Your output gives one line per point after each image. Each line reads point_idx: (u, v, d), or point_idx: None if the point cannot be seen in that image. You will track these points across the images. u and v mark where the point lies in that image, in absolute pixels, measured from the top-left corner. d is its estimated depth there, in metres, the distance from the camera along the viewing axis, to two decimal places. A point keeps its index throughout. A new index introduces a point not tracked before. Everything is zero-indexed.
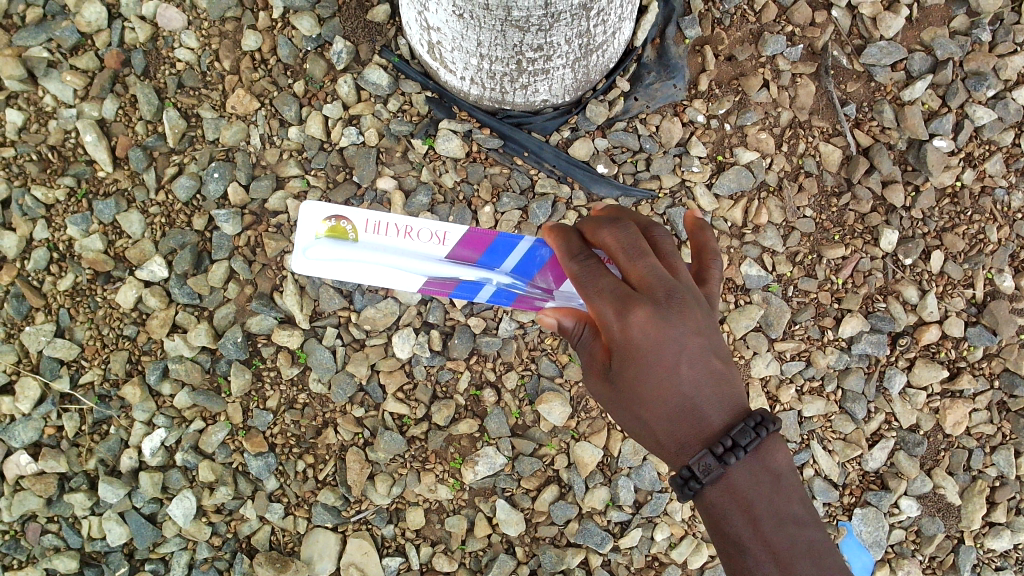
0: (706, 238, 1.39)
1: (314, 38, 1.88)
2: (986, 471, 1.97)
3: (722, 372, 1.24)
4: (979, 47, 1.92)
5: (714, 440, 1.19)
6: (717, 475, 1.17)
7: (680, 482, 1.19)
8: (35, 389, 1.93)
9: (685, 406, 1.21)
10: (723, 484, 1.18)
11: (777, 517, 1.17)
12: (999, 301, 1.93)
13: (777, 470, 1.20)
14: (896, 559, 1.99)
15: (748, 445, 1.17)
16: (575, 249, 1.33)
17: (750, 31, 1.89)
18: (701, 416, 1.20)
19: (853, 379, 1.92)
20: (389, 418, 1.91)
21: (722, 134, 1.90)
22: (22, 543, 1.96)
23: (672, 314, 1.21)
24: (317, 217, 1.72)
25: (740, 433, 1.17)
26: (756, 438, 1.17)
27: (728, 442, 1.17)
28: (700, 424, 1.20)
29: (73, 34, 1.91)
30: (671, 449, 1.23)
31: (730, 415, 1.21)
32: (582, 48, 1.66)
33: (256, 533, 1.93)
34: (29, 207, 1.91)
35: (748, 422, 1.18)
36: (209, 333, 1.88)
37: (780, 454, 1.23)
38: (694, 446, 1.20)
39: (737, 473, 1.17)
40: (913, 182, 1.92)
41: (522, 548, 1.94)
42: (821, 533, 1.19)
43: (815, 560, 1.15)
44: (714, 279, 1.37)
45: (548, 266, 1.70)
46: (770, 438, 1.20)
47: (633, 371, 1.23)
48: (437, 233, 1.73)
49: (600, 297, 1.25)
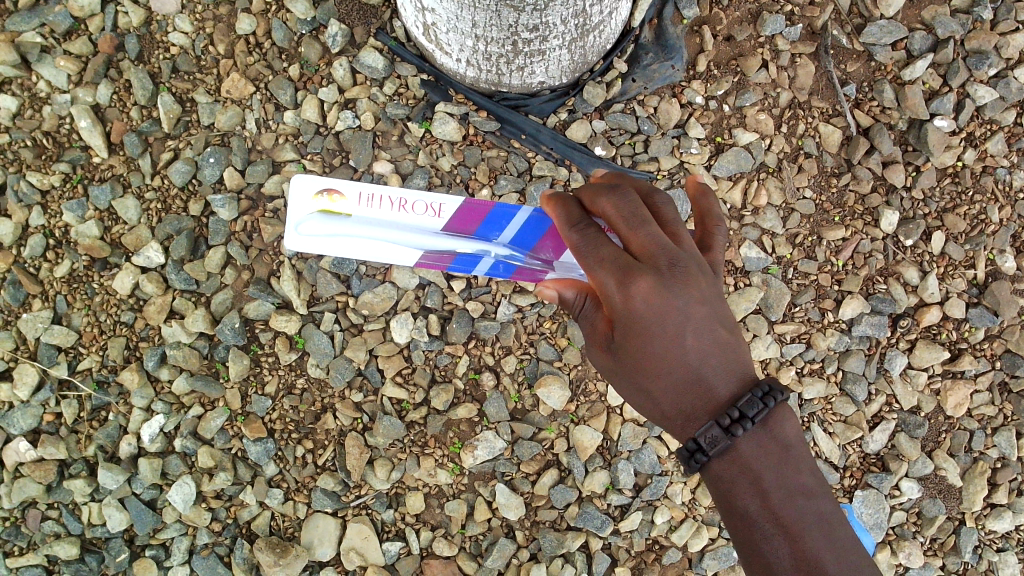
0: (709, 204, 1.36)
1: (308, 21, 1.86)
2: (987, 452, 1.97)
3: (727, 341, 1.23)
4: (981, 25, 1.89)
5: (721, 412, 1.18)
6: (724, 447, 1.16)
7: (687, 455, 1.19)
8: (32, 375, 1.92)
9: (690, 376, 1.21)
10: (729, 456, 1.18)
11: (785, 488, 1.17)
12: (1000, 282, 1.92)
13: (785, 441, 1.20)
14: (897, 541, 1.98)
15: (755, 416, 1.16)
16: (575, 218, 1.28)
17: (749, 11, 1.88)
18: (707, 386, 1.20)
19: (854, 361, 1.91)
20: (388, 403, 1.90)
21: (721, 115, 1.89)
22: (22, 530, 1.95)
23: (674, 282, 1.19)
24: (306, 191, 1.65)
25: (747, 403, 1.17)
26: (763, 409, 1.17)
27: (735, 414, 1.16)
28: (706, 394, 1.20)
29: (66, 18, 1.89)
30: (676, 420, 1.23)
31: (736, 384, 1.20)
32: (579, 28, 1.64)
33: (256, 518, 1.93)
34: (24, 193, 1.90)
35: (756, 393, 1.17)
36: (206, 319, 1.88)
37: (789, 425, 1.22)
38: (700, 418, 1.20)
39: (744, 444, 1.17)
40: (913, 163, 1.91)
41: (522, 532, 1.93)
42: (831, 502, 1.19)
43: (823, 532, 1.15)
44: (718, 247, 1.35)
45: (549, 236, 1.62)
46: (778, 408, 1.20)
47: (637, 343, 1.22)
48: (433, 206, 1.66)
49: (599, 267, 1.22)
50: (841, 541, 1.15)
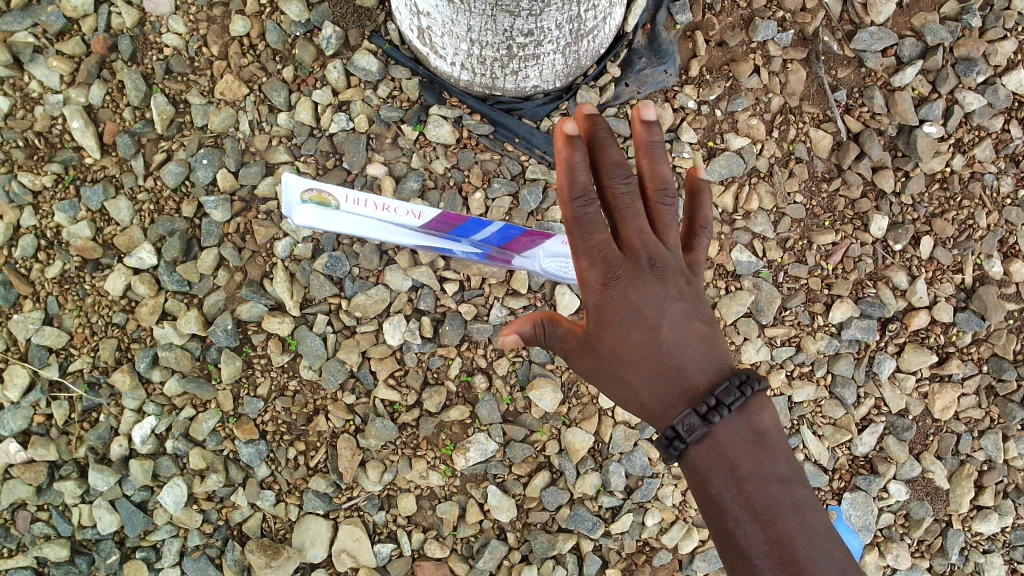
0: (699, 210, 1.36)
1: (302, 23, 1.86)
2: (974, 455, 1.98)
3: (704, 334, 1.25)
4: (970, 32, 1.91)
5: (698, 399, 1.19)
6: (701, 434, 1.15)
7: (664, 441, 1.17)
8: (23, 376, 1.92)
9: (668, 365, 1.22)
10: (707, 444, 1.16)
11: (761, 477, 1.14)
12: (987, 286, 1.94)
13: (763, 431, 1.19)
14: (885, 542, 1.99)
15: (733, 404, 1.16)
16: None
17: (741, 17, 1.89)
18: (684, 375, 1.21)
19: (843, 364, 1.93)
20: (381, 405, 1.90)
21: (713, 120, 1.90)
22: (11, 531, 1.94)
23: (651, 273, 1.23)
24: (296, 188, 1.60)
25: (725, 392, 1.17)
26: (740, 397, 1.16)
27: (712, 401, 1.16)
28: (683, 382, 1.21)
29: (59, 19, 1.89)
30: (653, 410, 1.23)
31: (713, 374, 1.21)
32: (573, 34, 1.65)
33: (247, 520, 1.93)
34: (15, 193, 1.90)
35: (734, 381, 1.18)
36: (198, 321, 1.88)
37: (768, 417, 1.21)
38: (677, 405, 1.20)
39: (722, 432, 1.15)
40: (903, 168, 1.93)
41: (514, 533, 1.94)
42: (809, 494, 1.16)
43: (800, 520, 1.12)
44: (702, 251, 1.36)
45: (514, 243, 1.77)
46: (756, 397, 1.19)
47: (614, 332, 1.25)
48: (415, 210, 1.67)
49: (582, 255, 1.24)
50: (819, 532, 1.11)
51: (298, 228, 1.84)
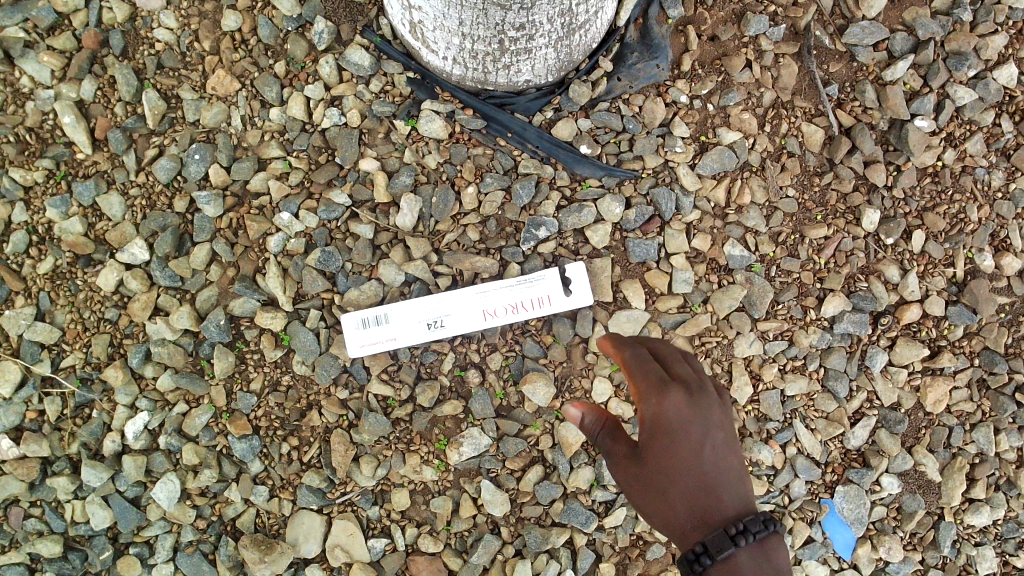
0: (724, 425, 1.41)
1: (294, 18, 1.87)
2: (966, 448, 1.99)
3: (739, 476, 1.30)
4: (960, 26, 1.92)
5: (728, 522, 1.22)
6: (728, 553, 1.17)
7: (692, 555, 1.18)
8: (15, 372, 1.91)
9: (703, 484, 1.26)
10: (728, 566, 1.17)
11: None
12: (978, 280, 1.95)
13: (777, 565, 1.22)
14: (878, 535, 2.00)
15: (758, 532, 1.19)
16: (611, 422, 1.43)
17: (732, 11, 1.89)
18: (716, 495, 1.25)
19: (836, 358, 1.93)
20: (374, 400, 1.90)
21: (705, 115, 1.91)
22: (4, 528, 1.94)
23: (705, 402, 1.33)
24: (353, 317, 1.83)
25: (752, 521, 1.20)
26: (765, 528, 1.20)
27: (740, 526, 1.20)
28: (714, 503, 1.24)
29: (50, 14, 1.88)
30: (681, 529, 1.25)
31: (745, 505, 1.25)
32: (565, 28, 1.65)
33: (241, 515, 1.93)
34: (7, 188, 1.89)
35: (761, 515, 1.22)
36: (191, 316, 1.87)
37: (781, 558, 1.24)
38: (709, 522, 1.23)
39: (744, 557, 1.18)
40: (895, 162, 1.93)
41: (507, 528, 1.94)
42: None
43: None
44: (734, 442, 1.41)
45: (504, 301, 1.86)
46: (774, 538, 1.23)
47: (661, 447, 1.30)
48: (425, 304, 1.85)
49: (642, 378, 1.38)
50: None
51: (291, 222, 1.86)
